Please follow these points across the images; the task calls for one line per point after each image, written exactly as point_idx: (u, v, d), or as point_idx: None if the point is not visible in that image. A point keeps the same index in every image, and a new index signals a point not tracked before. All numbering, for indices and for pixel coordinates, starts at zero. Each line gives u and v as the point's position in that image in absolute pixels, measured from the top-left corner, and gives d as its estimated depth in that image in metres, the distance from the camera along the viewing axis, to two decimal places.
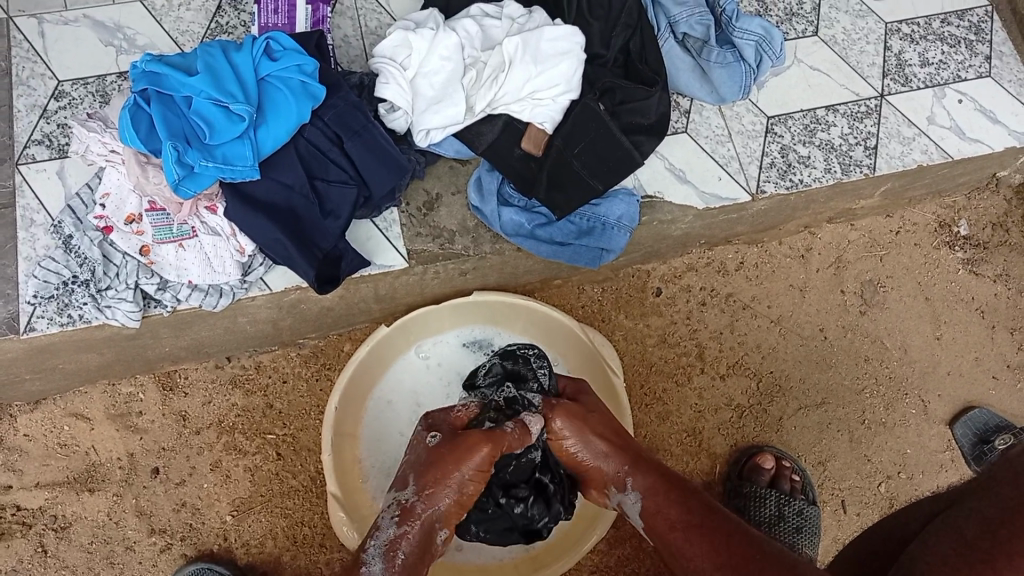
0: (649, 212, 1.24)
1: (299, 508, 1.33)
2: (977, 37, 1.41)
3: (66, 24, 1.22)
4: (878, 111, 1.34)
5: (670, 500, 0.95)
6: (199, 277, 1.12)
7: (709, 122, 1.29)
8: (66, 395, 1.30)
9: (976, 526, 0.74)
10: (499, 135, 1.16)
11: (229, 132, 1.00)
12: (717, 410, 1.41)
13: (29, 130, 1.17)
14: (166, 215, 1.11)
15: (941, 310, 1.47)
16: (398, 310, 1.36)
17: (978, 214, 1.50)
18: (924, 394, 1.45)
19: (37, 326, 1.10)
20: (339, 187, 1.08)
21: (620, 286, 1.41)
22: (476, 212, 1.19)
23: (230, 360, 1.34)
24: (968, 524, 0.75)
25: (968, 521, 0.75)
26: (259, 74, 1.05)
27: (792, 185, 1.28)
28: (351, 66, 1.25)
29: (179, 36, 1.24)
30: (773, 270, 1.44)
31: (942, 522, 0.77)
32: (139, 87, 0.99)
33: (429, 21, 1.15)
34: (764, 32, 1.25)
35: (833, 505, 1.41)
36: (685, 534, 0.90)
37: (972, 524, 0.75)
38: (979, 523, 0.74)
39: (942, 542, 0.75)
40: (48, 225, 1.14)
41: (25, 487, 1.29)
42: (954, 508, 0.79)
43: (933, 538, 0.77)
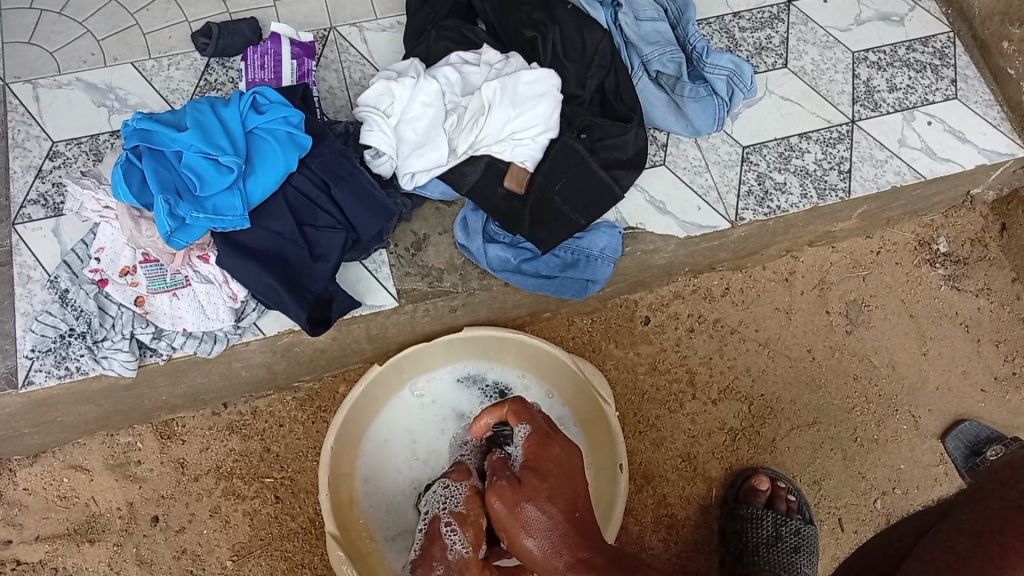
0: (632, 242, 1.27)
1: (300, 550, 1.34)
2: (942, 61, 1.45)
3: (60, 87, 1.26)
4: (850, 136, 1.37)
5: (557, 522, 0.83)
6: (193, 325, 1.14)
7: (686, 154, 1.33)
8: (65, 447, 1.32)
9: (967, 541, 0.75)
10: (483, 174, 1.19)
11: (219, 183, 1.03)
12: (711, 434, 1.42)
13: (24, 190, 1.20)
14: (159, 266, 1.12)
15: (926, 327, 1.50)
16: (391, 349, 1.38)
17: (956, 231, 1.53)
18: (914, 410, 1.47)
19: (35, 379, 1.12)
20: (328, 231, 1.11)
21: (609, 317, 1.44)
22: (462, 250, 1.22)
23: (227, 406, 1.36)
24: (960, 539, 0.76)
25: (959, 537, 0.76)
26: (247, 127, 1.08)
27: (770, 211, 1.31)
28: (336, 116, 1.28)
29: (168, 94, 1.27)
30: (759, 295, 1.47)
31: (936, 541, 0.78)
32: (131, 144, 1.03)
33: (410, 69, 1.19)
34: (734, 66, 1.29)
35: (830, 523, 1.42)
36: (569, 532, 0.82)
37: (964, 539, 0.75)
38: (971, 538, 0.75)
39: (933, 559, 0.75)
40: (44, 281, 1.17)
41: (26, 541, 1.29)
42: (947, 525, 0.80)
43: (927, 556, 0.77)
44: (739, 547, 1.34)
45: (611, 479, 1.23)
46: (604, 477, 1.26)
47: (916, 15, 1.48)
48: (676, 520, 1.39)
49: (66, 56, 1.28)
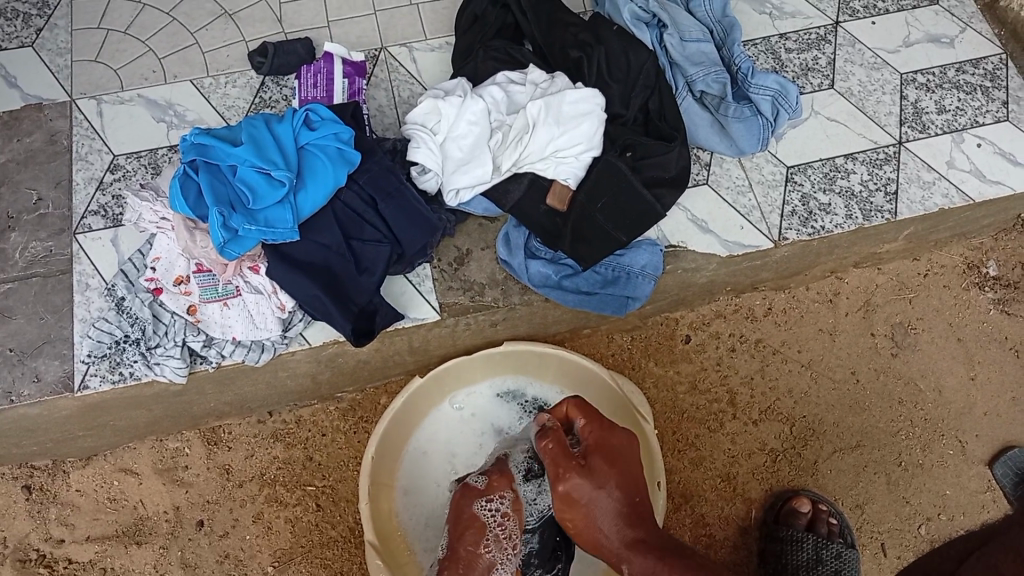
0: (673, 260, 1.27)
1: (338, 559, 1.36)
2: (993, 82, 1.43)
3: (123, 103, 1.31)
4: (896, 157, 1.36)
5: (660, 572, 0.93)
6: (243, 333, 1.17)
7: (729, 173, 1.33)
8: (116, 451, 1.36)
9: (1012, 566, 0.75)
10: (526, 192, 1.20)
11: (270, 197, 1.07)
12: (751, 455, 1.41)
13: (85, 201, 1.25)
14: (211, 277, 1.17)
15: (974, 351, 1.47)
16: (432, 362, 1.40)
17: (1006, 254, 1.51)
18: (962, 436, 1.44)
19: (90, 383, 1.16)
20: (373, 245, 1.14)
21: (650, 335, 1.44)
22: (504, 265, 1.24)
23: (272, 414, 1.39)
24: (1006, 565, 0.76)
25: (1004, 562, 0.76)
26: (298, 143, 1.11)
27: (814, 231, 1.31)
28: (385, 133, 1.31)
29: (223, 111, 1.32)
30: (803, 315, 1.46)
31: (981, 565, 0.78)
32: (188, 158, 1.07)
33: (457, 89, 1.21)
34: (779, 86, 1.29)
35: (873, 548, 1.40)
36: None
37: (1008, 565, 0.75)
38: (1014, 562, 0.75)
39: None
40: (101, 289, 1.21)
41: (77, 541, 1.33)
42: (989, 548, 0.80)
43: None
44: (778, 567, 1.34)
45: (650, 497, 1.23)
46: None
47: (967, 36, 1.46)
48: (715, 540, 1.38)
49: (128, 74, 1.33)
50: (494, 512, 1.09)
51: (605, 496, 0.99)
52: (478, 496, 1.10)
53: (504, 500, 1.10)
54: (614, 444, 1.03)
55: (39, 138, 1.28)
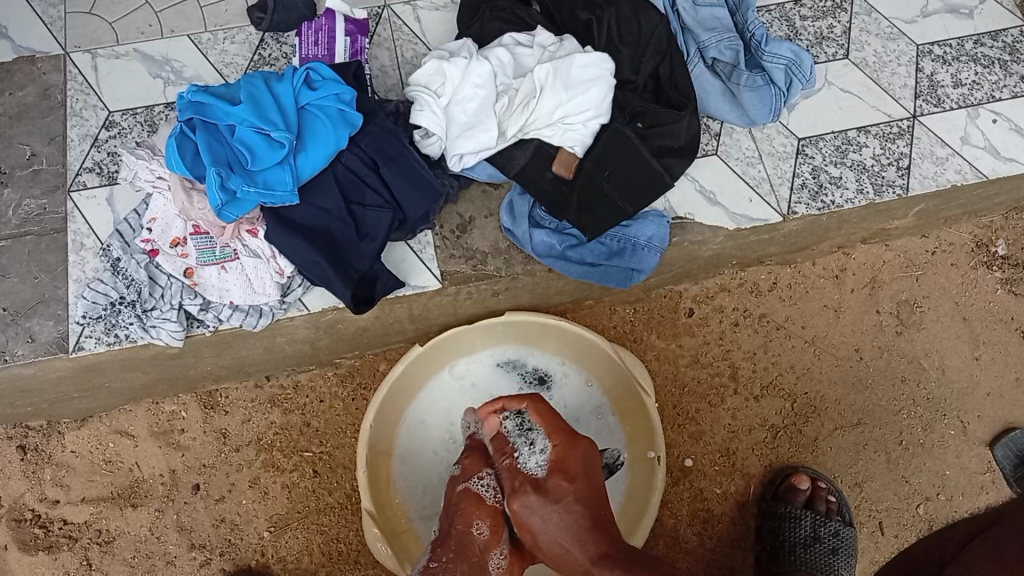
0: (680, 232, 1.25)
1: (335, 525, 1.35)
2: (1011, 56, 1.40)
3: (118, 57, 1.28)
4: (910, 132, 1.34)
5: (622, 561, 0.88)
6: (240, 298, 1.15)
7: (739, 144, 1.30)
8: (112, 413, 1.35)
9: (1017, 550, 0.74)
10: (532, 157, 1.18)
11: (270, 158, 1.04)
12: (751, 430, 1.40)
13: (80, 159, 1.22)
14: (209, 239, 1.14)
15: (980, 331, 1.45)
16: (432, 330, 1.39)
17: (1016, 233, 1.48)
18: (964, 415, 1.43)
19: (85, 345, 1.15)
20: (374, 211, 1.11)
21: (653, 307, 1.42)
22: (507, 234, 1.22)
23: (269, 379, 1.38)
24: (1011, 548, 0.75)
25: (1008, 545, 0.75)
26: (299, 103, 1.08)
27: (823, 205, 1.28)
28: (387, 95, 1.28)
29: (222, 68, 1.28)
30: (808, 291, 1.44)
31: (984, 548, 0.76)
32: (185, 116, 1.04)
33: (462, 50, 1.18)
34: (792, 55, 1.26)
35: (870, 527, 1.39)
36: None
37: (1013, 548, 0.74)
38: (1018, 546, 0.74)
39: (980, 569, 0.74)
40: (97, 249, 1.19)
41: (72, 502, 1.33)
42: (994, 531, 0.79)
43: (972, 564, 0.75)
44: (776, 544, 1.33)
45: (649, 470, 1.22)
46: (643, 468, 1.25)
47: (986, 8, 1.43)
48: (712, 516, 1.37)
49: (124, 27, 1.29)
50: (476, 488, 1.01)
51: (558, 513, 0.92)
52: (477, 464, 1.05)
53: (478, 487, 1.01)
54: (566, 472, 0.96)
55: (32, 92, 1.25)
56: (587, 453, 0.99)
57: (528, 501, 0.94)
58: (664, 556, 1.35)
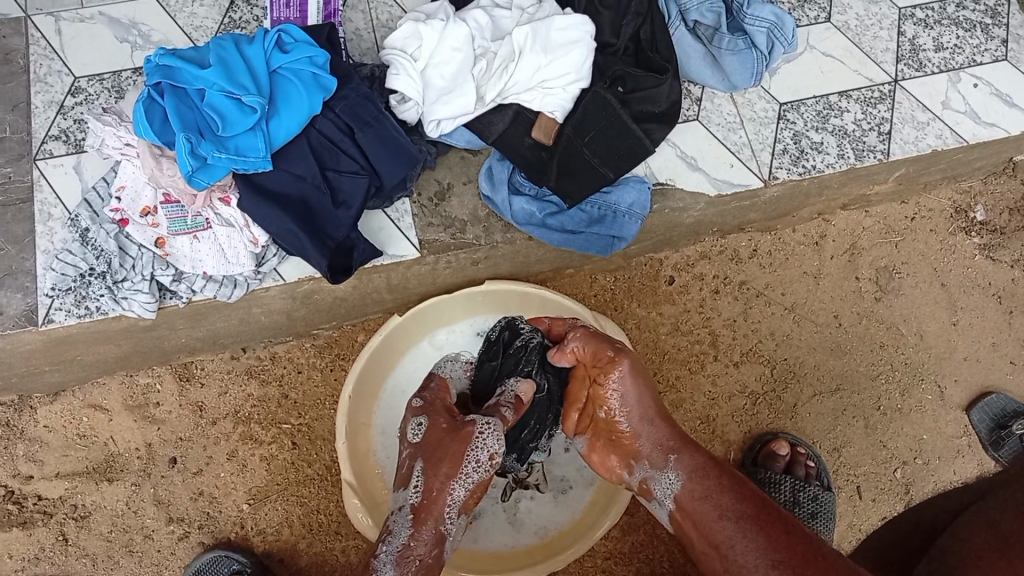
0: (661, 199, 1.24)
1: (315, 496, 1.34)
2: (993, 19, 1.39)
3: (82, 20, 1.23)
4: (891, 96, 1.33)
5: (716, 476, 0.93)
6: (213, 268, 1.13)
7: (720, 109, 1.28)
8: (85, 386, 1.32)
9: (1010, 520, 0.73)
10: (510, 124, 1.16)
11: (241, 123, 1.01)
12: (731, 397, 1.40)
13: (46, 127, 1.19)
14: (180, 208, 1.12)
15: (958, 297, 1.46)
16: (411, 299, 1.37)
17: (994, 198, 1.48)
18: (941, 380, 1.44)
19: (55, 318, 1.12)
20: (351, 178, 1.09)
21: (633, 275, 1.40)
22: (487, 201, 1.20)
23: (245, 350, 1.35)
24: (1004, 518, 0.74)
25: (1004, 517, 0.74)
26: (270, 66, 1.05)
27: (805, 170, 1.27)
28: (362, 59, 1.25)
29: (191, 32, 1.24)
30: (787, 258, 1.43)
31: (978, 520, 0.76)
32: (152, 81, 1.00)
33: (439, 12, 1.15)
34: (775, 18, 1.24)
35: (849, 491, 1.40)
36: (737, 524, 0.85)
37: (1008, 518, 0.74)
38: (1012, 516, 0.73)
39: (973, 537, 0.74)
40: (64, 219, 1.16)
41: (46, 477, 1.30)
42: (986, 501, 0.79)
43: (968, 533, 0.75)
44: None
45: None
46: None
47: None
48: None
49: None
50: (483, 457, 0.99)
51: (645, 399, 1.01)
52: (429, 465, 0.99)
53: (486, 470, 1.00)
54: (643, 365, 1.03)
55: None
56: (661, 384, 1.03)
57: (620, 370, 1.00)
58: (646, 521, 1.35)
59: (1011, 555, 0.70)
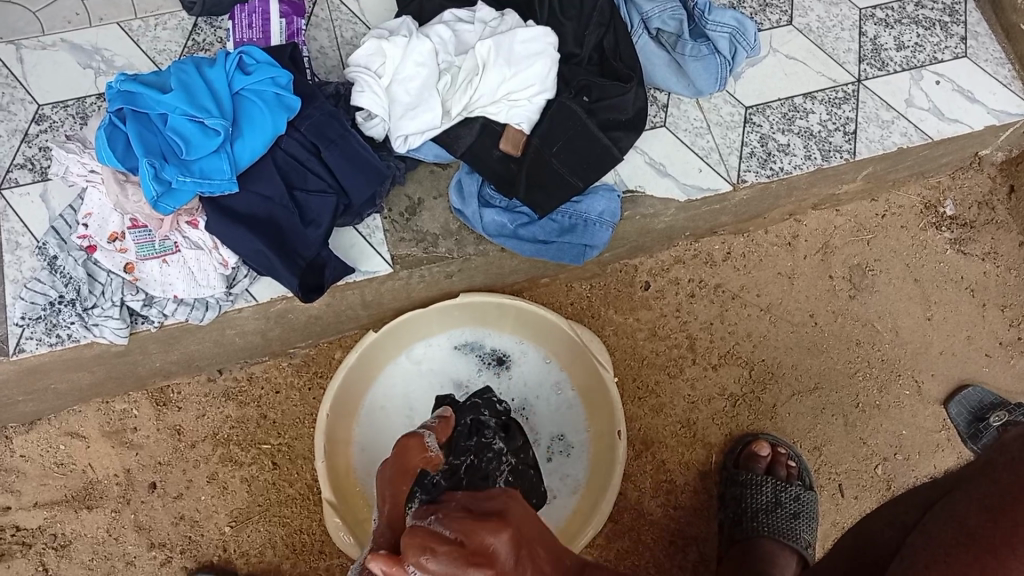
0: (631, 206, 1.24)
1: (298, 516, 1.33)
2: (952, 18, 1.41)
3: (44, 49, 1.22)
4: (855, 96, 1.34)
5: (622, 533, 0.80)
6: (184, 292, 1.12)
7: (687, 115, 1.29)
8: (61, 414, 1.31)
9: (974, 515, 0.68)
10: (477, 138, 1.16)
11: (205, 146, 1.01)
12: (710, 400, 1.41)
13: (10, 154, 1.18)
14: (148, 232, 1.11)
15: (931, 292, 1.47)
16: (387, 315, 1.37)
17: (963, 193, 1.50)
18: (918, 375, 1.45)
19: (26, 346, 1.11)
20: (318, 196, 1.09)
21: (609, 282, 1.41)
22: (458, 215, 1.20)
23: (222, 372, 1.35)
24: (969, 513, 0.69)
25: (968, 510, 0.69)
26: (233, 88, 1.05)
27: (773, 172, 1.28)
28: (328, 76, 1.25)
29: (155, 55, 1.24)
30: (761, 259, 1.44)
31: (942, 518, 0.71)
32: (114, 107, 1.00)
33: (402, 28, 1.15)
34: (736, 23, 1.25)
35: (831, 489, 1.41)
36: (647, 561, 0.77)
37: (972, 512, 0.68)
38: (977, 510, 0.68)
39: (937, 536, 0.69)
40: (33, 247, 1.15)
41: (24, 507, 1.29)
42: (952, 496, 0.73)
43: (934, 531, 0.71)
44: (739, 512, 1.32)
45: (610, 446, 1.22)
46: (603, 445, 1.25)
47: None
48: (675, 486, 1.38)
49: (49, 16, 1.24)
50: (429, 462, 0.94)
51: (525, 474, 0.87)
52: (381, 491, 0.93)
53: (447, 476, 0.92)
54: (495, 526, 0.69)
55: None
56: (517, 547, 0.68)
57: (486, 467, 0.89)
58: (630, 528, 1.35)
59: (975, 548, 0.65)
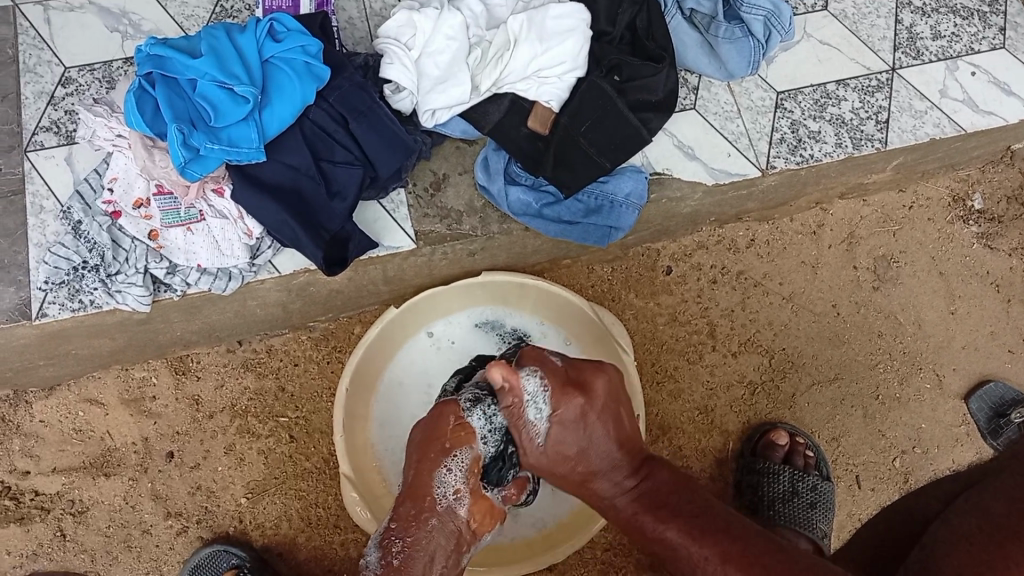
0: (658, 189, 1.23)
1: (313, 490, 1.34)
2: (990, 8, 1.39)
3: (72, 10, 1.22)
4: (889, 84, 1.32)
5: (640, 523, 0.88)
6: (208, 261, 1.12)
7: (717, 98, 1.28)
8: (80, 381, 1.31)
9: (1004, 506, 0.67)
10: (505, 115, 1.15)
11: (233, 114, 1.00)
12: (729, 388, 1.40)
13: (36, 119, 1.18)
14: (173, 200, 1.11)
15: (956, 286, 1.46)
16: (407, 292, 1.36)
17: (992, 187, 1.48)
18: (940, 369, 1.44)
19: (49, 311, 1.11)
20: (345, 168, 1.08)
21: (631, 266, 1.40)
22: (483, 192, 1.19)
23: (241, 343, 1.35)
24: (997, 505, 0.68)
25: (995, 501, 0.68)
26: (263, 56, 1.04)
27: (802, 159, 1.27)
28: (355, 48, 1.24)
29: (183, 21, 1.23)
30: (785, 247, 1.43)
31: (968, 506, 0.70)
32: (144, 71, 0.99)
33: (433, 0, 1.14)
34: (771, 6, 1.23)
35: (848, 481, 1.40)
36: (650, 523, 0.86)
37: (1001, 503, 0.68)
38: (1005, 501, 0.67)
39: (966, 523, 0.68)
40: (57, 212, 1.15)
41: (43, 472, 1.30)
42: (978, 489, 0.72)
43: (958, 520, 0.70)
44: (754, 500, 1.32)
45: None
46: None
47: None
48: (691, 472, 1.38)
49: None
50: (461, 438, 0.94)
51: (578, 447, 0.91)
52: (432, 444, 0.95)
53: (475, 449, 0.94)
54: (591, 383, 0.92)
55: None
56: (614, 383, 0.94)
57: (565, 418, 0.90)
58: None
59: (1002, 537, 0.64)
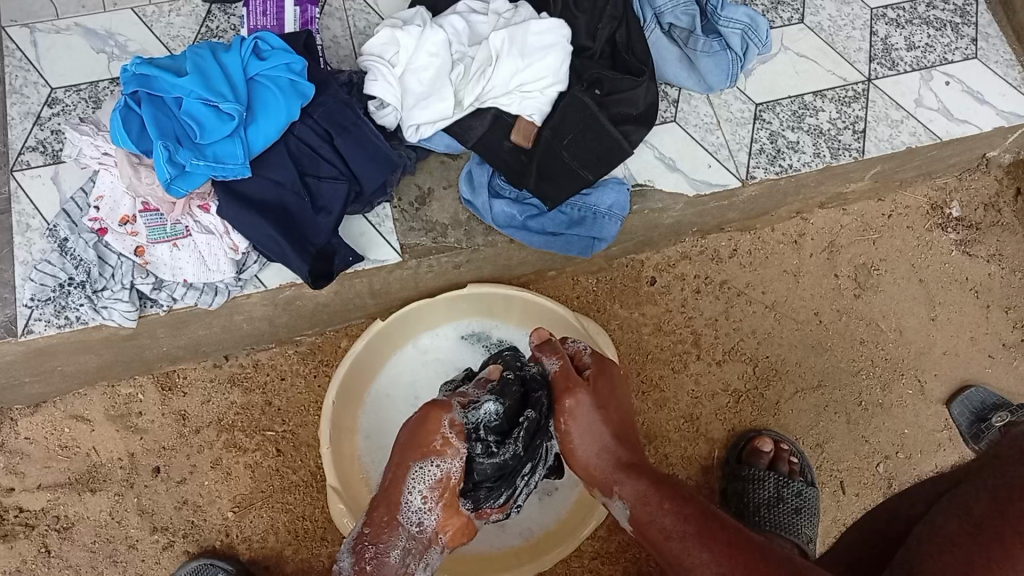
0: (640, 200, 1.25)
1: (300, 503, 1.34)
2: (963, 19, 1.41)
3: (58, 32, 1.23)
4: (865, 95, 1.35)
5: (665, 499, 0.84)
6: (193, 276, 1.13)
7: (697, 110, 1.30)
8: (67, 397, 1.31)
9: (982, 506, 0.69)
10: (488, 129, 1.16)
11: (219, 131, 1.01)
12: (714, 396, 1.41)
13: (23, 138, 1.18)
14: (159, 215, 1.10)
15: (935, 292, 1.48)
16: (394, 304, 1.37)
17: (969, 195, 1.50)
18: (921, 375, 1.46)
19: (35, 328, 1.11)
20: (330, 183, 1.09)
21: (615, 276, 1.41)
22: (467, 205, 1.20)
23: (228, 358, 1.35)
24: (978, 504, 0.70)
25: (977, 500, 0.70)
26: (248, 73, 1.05)
27: (781, 169, 1.29)
28: (340, 66, 1.26)
29: (168, 41, 1.25)
30: (767, 256, 1.45)
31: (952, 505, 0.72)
32: (129, 89, 1.00)
33: (416, 18, 1.15)
34: (749, 20, 1.25)
35: (832, 486, 1.42)
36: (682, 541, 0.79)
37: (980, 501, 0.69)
38: (983, 502, 0.69)
39: (945, 524, 0.70)
40: (43, 229, 1.15)
41: (27, 489, 1.30)
42: (958, 488, 0.74)
43: (940, 520, 0.71)
44: (741, 506, 1.34)
45: None
46: None
47: None
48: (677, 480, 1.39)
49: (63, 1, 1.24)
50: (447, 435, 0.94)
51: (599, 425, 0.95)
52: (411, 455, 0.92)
53: (454, 463, 0.93)
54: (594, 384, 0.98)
55: None
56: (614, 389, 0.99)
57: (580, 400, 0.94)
58: None
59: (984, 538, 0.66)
